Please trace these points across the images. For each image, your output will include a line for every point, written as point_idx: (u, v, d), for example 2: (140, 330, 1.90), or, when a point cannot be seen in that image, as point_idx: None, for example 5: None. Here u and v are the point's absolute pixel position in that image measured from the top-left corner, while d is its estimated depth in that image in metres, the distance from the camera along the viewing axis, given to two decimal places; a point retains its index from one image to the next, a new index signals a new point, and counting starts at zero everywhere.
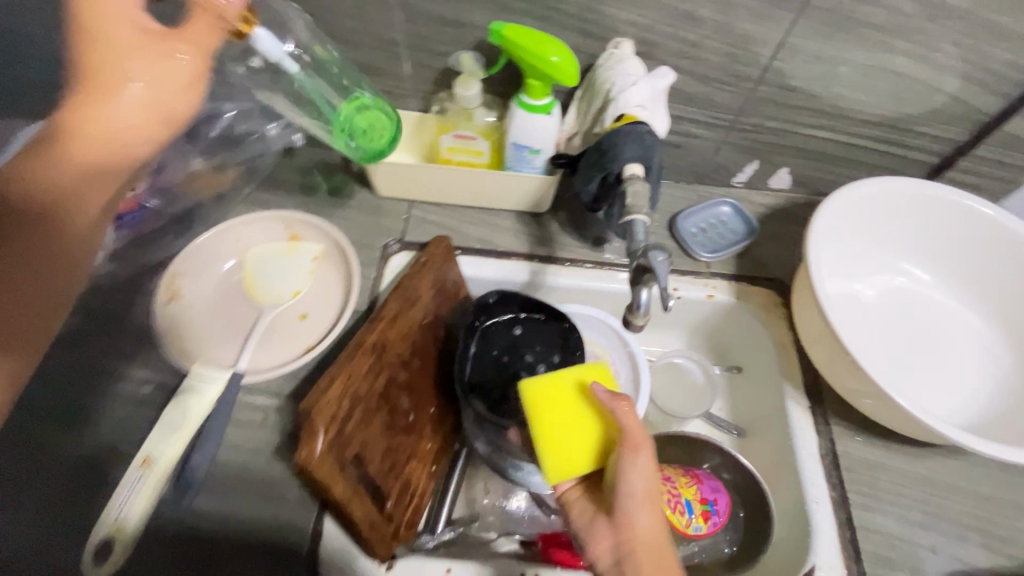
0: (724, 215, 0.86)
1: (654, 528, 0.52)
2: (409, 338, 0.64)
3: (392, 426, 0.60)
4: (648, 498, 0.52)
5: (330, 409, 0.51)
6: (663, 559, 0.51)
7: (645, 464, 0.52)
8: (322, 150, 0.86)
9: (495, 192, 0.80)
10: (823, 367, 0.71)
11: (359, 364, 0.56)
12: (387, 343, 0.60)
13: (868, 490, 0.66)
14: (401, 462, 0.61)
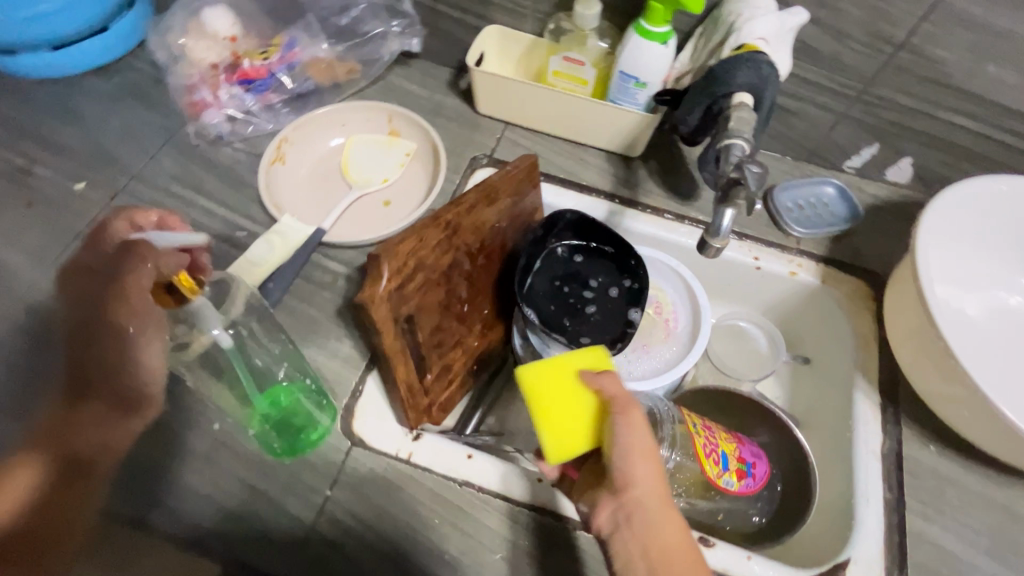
0: (827, 196, 0.81)
1: (653, 487, 0.50)
2: (480, 234, 0.65)
3: (446, 307, 0.63)
4: (645, 459, 0.49)
5: (395, 263, 0.54)
6: (667, 515, 0.50)
7: (639, 425, 0.50)
8: (435, 63, 0.90)
9: (591, 125, 0.80)
10: (904, 363, 0.66)
11: (430, 237, 0.57)
12: (459, 229, 0.61)
13: (930, 500, 0.60)
14: (446, 345, 0.64)
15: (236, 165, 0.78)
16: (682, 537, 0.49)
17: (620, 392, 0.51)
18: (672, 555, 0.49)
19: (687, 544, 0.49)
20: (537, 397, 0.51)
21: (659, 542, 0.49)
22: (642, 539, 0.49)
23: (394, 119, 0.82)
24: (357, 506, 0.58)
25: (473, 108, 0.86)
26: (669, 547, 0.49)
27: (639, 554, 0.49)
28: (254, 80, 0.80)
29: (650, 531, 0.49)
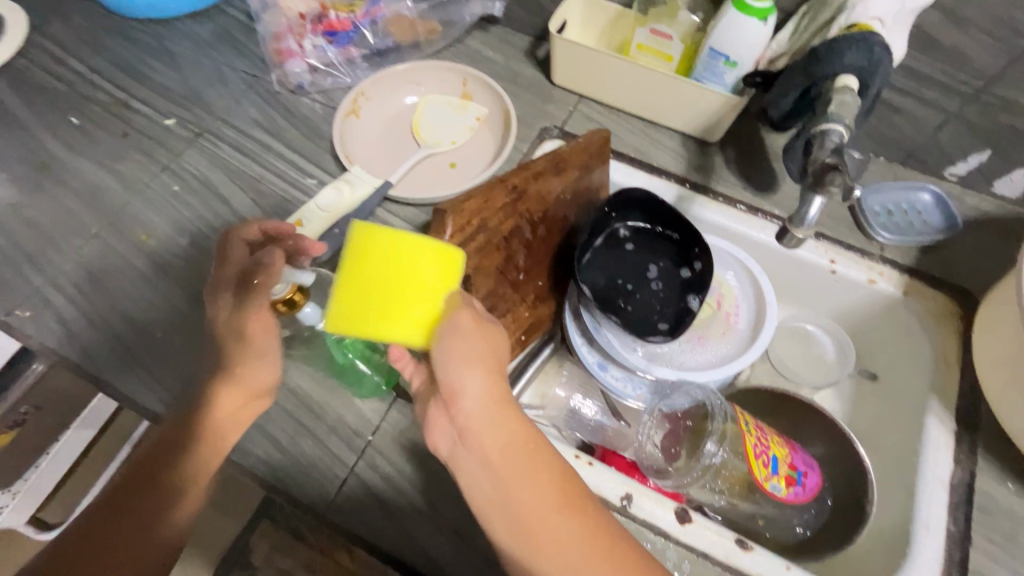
0: (921, 203, 0.74)
1: (487, 394, 0.49)
2: (543, 204, 0.64)
3: (502, 273, 0.62)
4: (471, 364, 0.48)
5: (459, 220, 0.54)
6: (500, 415, 0.49)
7: (466, 330, 0.49)
8: (515, 30, 0.88)
9: (669, 104, 0.77)
10: (988, 390, 0.60)
11: (495, 199, 0.57)
12: (524, 195, 0.61)
13: (1001, 540, 0.55)
14: (498, 312, 0.63)
15: (313, 115, 0.80)
16: (522, 437, 0.49)
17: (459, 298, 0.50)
18: (516, 457, 0.48)
19: (529, 440, 0.49)
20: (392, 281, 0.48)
21: (499, 445, 0.48)
22: (480, 450, 0.48)
23: (468, 83, 0.82)
24: (395, 455, 0.59)
25: (549, 78, 0.85)
26: (508, 450, 0.48)
27: (481, 465, 0.48)
28: (338, 31, 0.81)
29: (489, 439, 0.48)
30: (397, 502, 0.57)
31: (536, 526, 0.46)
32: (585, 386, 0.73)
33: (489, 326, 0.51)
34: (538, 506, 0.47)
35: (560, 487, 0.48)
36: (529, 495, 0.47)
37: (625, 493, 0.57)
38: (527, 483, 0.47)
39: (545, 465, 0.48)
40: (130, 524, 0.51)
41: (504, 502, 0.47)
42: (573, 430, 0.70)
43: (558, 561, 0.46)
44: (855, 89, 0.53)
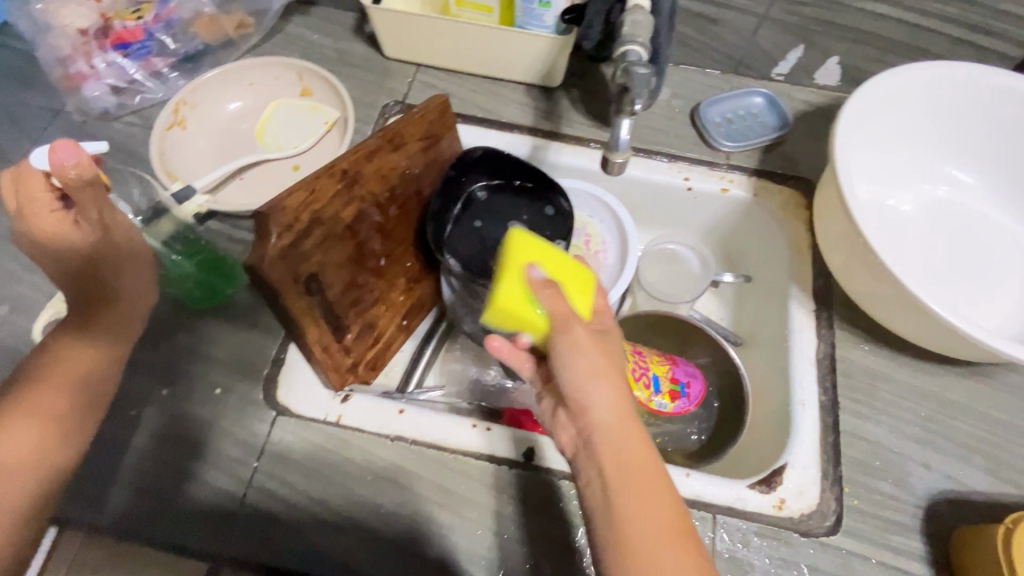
0: (756, 106, 0.77)
1: (620, 407, 0.45)
2: (389, 185, 0.61)
3: (358, 264, 0.60)
4: (595, 377, 0.45)
5: (288, 219, 0.51)
6: (629, 435, 0.45)
7: (584, 341, 0.45)
8: (335, 7, 0.83)
9: (503, 57, 0.76)
10: (835, 267, 0.64)
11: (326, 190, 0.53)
12: (361, 179, 0.57)
13: (864, 397, 0.60)
14: (366, 303, 0.62)
15: (128, 140, 0.73)
16: (648, 462, 0.44)
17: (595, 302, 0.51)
18: (647, 489, 0.43)
19: (647, 463, 0.44)
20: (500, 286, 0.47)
21: (619, 463, 0.44)
22: (603, 463, 0.45)
23: (304, 77, 0.75)
24: (290, 473, 0.57)
25: (380, 52, 0.81)
26: (630, 468, 0.44)
27: (598, 476, 0.45)
28: (131, 44, 0.73)
29: (622, 455, 0.44)
30: (300, 521, 0.55)
31: (642, 563, 0.41)
32: (479, 355, 0.73)
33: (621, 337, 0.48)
34: (644, 533, 0.42)
35: (668, 517, 0.43)
36: (643, 519, 0.42)
37: (527, 447, 0.58)
38: (654, 514, 0.43)
39: (658, 493, 0.43)
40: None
41: (625, 523, 0.42)
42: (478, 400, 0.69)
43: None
44: (646, 8, 0.54)
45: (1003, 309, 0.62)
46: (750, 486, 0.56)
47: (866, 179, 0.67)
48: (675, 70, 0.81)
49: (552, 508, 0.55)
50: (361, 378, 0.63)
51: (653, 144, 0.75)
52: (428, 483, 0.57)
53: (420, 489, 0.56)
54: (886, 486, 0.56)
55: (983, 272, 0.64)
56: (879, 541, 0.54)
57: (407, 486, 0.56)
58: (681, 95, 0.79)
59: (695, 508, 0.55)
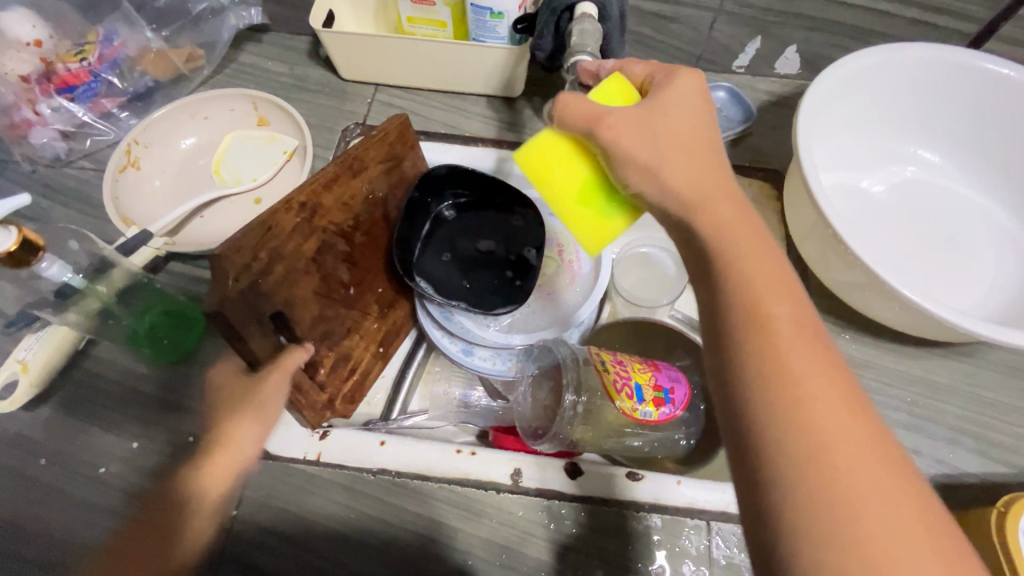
0: (719, 101, 0.77)
1: (743, 239, 0.37)
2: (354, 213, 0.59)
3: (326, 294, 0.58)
4: (653, 152, 0.42)
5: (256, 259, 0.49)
6: (694, 158, 0.41)
7: (627, 134, 0.42)
8: (287, 32, 0.81)
9: (461, 71, 0.74)
10: (810, 257, 0.63)
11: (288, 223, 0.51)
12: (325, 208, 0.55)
13: None
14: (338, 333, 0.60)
15: (82, 185, 0.71)
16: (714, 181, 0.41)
17: (589, 118, 0.43)
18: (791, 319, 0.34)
19: (735, 214, 0.39)
20: (547, 173, 0.47)
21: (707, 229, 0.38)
22: (693, 263, 0.39)
23: (260, 106, 0.74)
24: (273, 518, 0.56)
25: (336, 75, 0.79)
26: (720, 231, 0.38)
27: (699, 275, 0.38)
28: (76, 86, 0.71)
29: (750, 275, 0.35)
30: (287, 567, 0.54)
31: (776, 378, 0.31)
32: (459, 374, 0.71)
33: (681, 126, 0.43)
34: (769, 352, 0.32)
35: (795, 329, 0.33)
36: (749, 265, 0.36)
37: (514, 469, 0.57)
38: (800, 342, 0.32)
39: (767, 272, 0.36)
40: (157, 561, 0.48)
41: (770, 357, 0.32)
42: (464, 422, 0.68)
43: (818, 460, 0.29)
44: (595, 16, 0.54)
45: (979, 287, 0.62)
46: None
47: (833, 165, 0.67)
48: None
49: (541, 530, 0.55)
50: (338, 411, 0.61)
51: None
52: (416, 514, 0.56)
53: (409, 523, 0.55)
54: None
55: (957, 249, 0.64)
56: None
57: (395, 520, 0.55)
58: None
59: (690, 517, 0.55)
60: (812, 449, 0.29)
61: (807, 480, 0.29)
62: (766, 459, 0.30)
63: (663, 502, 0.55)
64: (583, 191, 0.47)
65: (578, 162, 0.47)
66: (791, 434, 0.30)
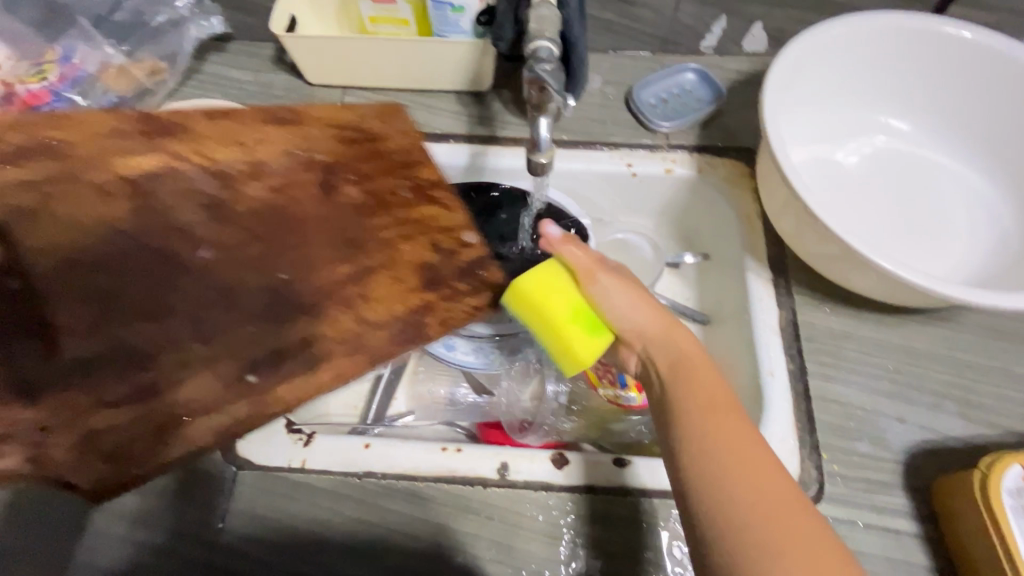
0: (688, 82, 0.77)
1: (698, 368, 0.46)
2: (310, 185, 0.54)
3: (166, 244, 0.50)
4: (626, 304, 0.48)
5: (261, 147, 0.54)
6: (640, 301, 0.49)
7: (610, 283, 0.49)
8: (253, 41, 0.81)
9: (427, 69, 0.74)
10: (785, 231, 0.62)
11: (270, 147, 0.54)
12: (278, 165, 0.53)
13: (831, 359, 0.60)
14: (152, 316, 0.48)
15: None
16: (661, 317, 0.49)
17: (582, 260, 0.49)
18: (712, 408, 0.43)
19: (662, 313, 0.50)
20: (546, 300, 0.48)
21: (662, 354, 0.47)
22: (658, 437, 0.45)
23: None
24: (260, 527, 0.55)
25: (303, 79, 0.79)
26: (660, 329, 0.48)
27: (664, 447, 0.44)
28: (37, 107, 0.70)
29: (693, 384, 0.45)
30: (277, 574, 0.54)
31: (722, 487, 0.39)
32: (442, 374, 0.72)
33: (645, 294, 0.50)
34: (714, 456, 0.40)
35: (718, 399, 0.45)
36: (689, 392, 0.45)
37: (500, 462, 0.56)
38: (725, 422, 0.42)
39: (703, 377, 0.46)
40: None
41: (712, 441, 0.41)
42: (452, 421, 0.68)
43: (734, 524, 0.37)
44: (553, 3, 0.53)
45: (955, 251, 0.62)
46: None
47: (803, 140, 0.66)
48: (605, 56, 0.80)
49: (528, 522, 0.54)
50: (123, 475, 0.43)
51: (591, 135, 0.75)
52: (404, 514, 0.55)
53: (396, 525, 0.55)
54: (862, 446, 0.55)
55: (931, 216, 0.64)
56: (861, 502, 0.53)
57: (382, 522, 0.55)
58: (613, 82, 0.78)
59: None
60: (743, 540, 0.36)
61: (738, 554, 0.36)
62: (706, 532, 0.38)
63: (650, 487, 0.55)
64: (574, 313, 0.48)
65: (571, 289, 0.49)
66: (725, 525, 0.37)
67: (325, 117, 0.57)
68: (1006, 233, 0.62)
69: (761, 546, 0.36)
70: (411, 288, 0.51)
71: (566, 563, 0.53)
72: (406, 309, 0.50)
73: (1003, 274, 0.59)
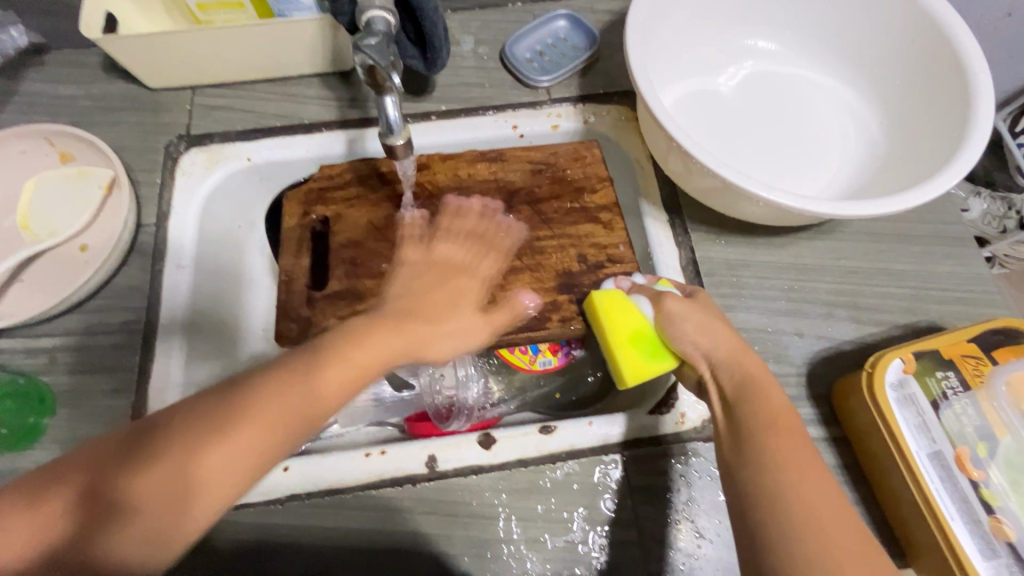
0: (561, 31, 0.74)
1: (770, 395, 0.47)
2: (494, 205, 0.63)
3: (390, 235, 0.61)
4: (701, 330, 0.50)
5: (522, 156, 0.65)
6: (712, 326, 0.50)
7: (684, 311, 0.50)
8: (74, 49, 0.71)
9: (280, 54, 0.67)
10: (673, 170, 0.62)
11: (476, 178, 0.64)
12: (487, 192, 0.63)
13: (730, 289, 0.62)
14: (368, 273, 0.59)
15: None
16: (735, 345, 0.50)
17: (649, 293, 0.53)
18: (778, 426, 0.44)
19: (733, 343, 0.50)
20: (612, 324, 0.52)
21: (738, 379, 0.48)
22: (726, 456, 0.45)
23: (56, 140, 0.64)
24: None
25: (142, 85, 0.70)
26: (728, 354, 0.49)
27: (725, 463, 0.45)
28: None
29: (760, 406, 0.46)
30: None
31: (790, 506, 0.40)
32: None
33: (719, 323, 0.51)
34: (782, 479, 0.41)
35: (784, 419, 0.45)
36: (756, 414, 0.45)
37: (428, 456, 0.55)
38: (790, 443, 0.43)
39: (772, 401, 0.46)
40: (158, 504, 0.35)
41: (779, 465, 0.42)
42: (381, 421, 0.67)
43: (808, 540, 0.38)
44: None
45: (831, 163, 0.64)
46: (651, 412, 0.57)
47: (677, 76, 0.66)
48: (471, 14, 0.76)
49: (464, 507, 0.54)
50: None
51: (471, 101, 0.71)
52: (336, 528, 0.53)
53: (332, 541, 0.53)
54: (769, 367, 0.58)
55: (808, 133, 0.66)
56: None
57: (316, 540, 0.53)
58: (485, 41, 0.74)
59: (606, 454, 0.55)
60: (811, 552, 0.38)
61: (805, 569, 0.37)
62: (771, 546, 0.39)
63: (579, 447, 0.56)
64: (634, 335, 0.52)
65: (641, 317, 0.52)
66: (797, 544, 0.38)
67: (522, 156, 0.65)
68: (877, 138, 0.65)
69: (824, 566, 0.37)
70: (551, 286, 0.59)
71: (507, 541, 0.53)
72: (535, 303, 0.58)
73: (875, 179, 0.61)
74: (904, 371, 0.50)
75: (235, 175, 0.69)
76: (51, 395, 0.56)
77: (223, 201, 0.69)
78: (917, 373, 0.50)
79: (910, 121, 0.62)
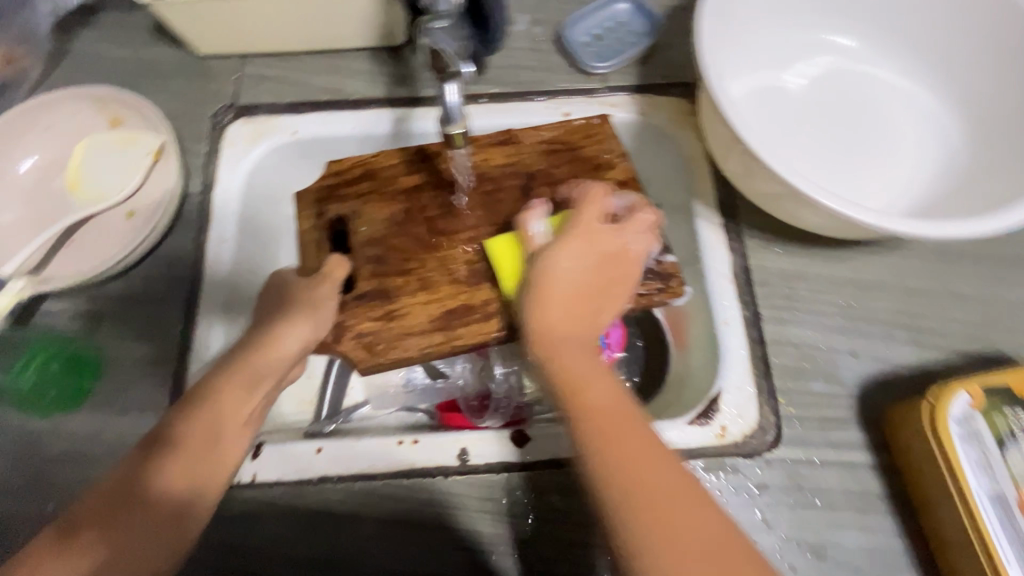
0: (622, 14, 0.71)
1: (579, 359, 0.44)
2: (514, 189, 0.60)
3: (413, 229, 0.59)
4: (580, 262, 0.47)
5: (528, 140, 0.63)
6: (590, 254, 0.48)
7: (584, 245, 0.48)
8: (128, 11, 0.71)
9: (331, 26, 0.66)
10: (732, 170, 0.59)
11: (492, 165, 0.61)
12: (504, 177, 0.61)
13: (783, 301, 0.59)
14: (396, 268, 0.57)
15: None
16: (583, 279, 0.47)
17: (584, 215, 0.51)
18: (579, 387, 0.42)
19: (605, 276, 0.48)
20: (498, 265, 0.55)
21: (560, 323, 0.45)
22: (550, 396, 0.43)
23: (108, 104, 0.63)
24: (216, 549, 0.52)
25: (192, 52, 0.69)
26: (578, 290, 0.47)
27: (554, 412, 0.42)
28: None
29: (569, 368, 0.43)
30: None
31: (620, 454, 0.39)
32: None
33: (589, 254, 0.48)
34: (636, 425, 0.40)
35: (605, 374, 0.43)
36: (570, 359, 0.44)
37: (460, 449, 0.55)
38: (602, 387, 0.42)
39: (585, 358, 0.44)
40: (199, 431, 0.44)
41: (592, 420, 0.40)
42: (411, 407, 0.67)
43: (634, 486, 0.37)
44: None
45: (904, 173, 0.60)
46: (691, 422, 0.54)
47: (744, 70, 0.62)
48: None
49: (495, 505, 0.53)
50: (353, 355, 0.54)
51: (523, 85, 0.68)
52: (369, 515, 0.53)
53: (363, 526, 0.53)
54: (817, 386, 0.55)
55: (882, 142, 0.62)
56: (819, 441, 0.54)
57: (349, 527, 0.53)
58: (541, 22, 0.71)
59: None
60: (641, 497, 0.37)
61: (640, 517, 0.36)
62: (605, 494, 0.38)
63: None
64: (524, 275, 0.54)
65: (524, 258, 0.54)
66: (626, 492, 0.37)
67: (534, 136, 0.63)
68: (955, 149, 0.60)
69: (631, 515, 0.36)
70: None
71: (537, 542, 0.52)
72: None
73: (953, 194, 0.57)
74: (971, 405, 0.47)
75: (279, 149, 0.68)
76: (97, 360, 0.57)
77: (265, 174, 0.68)
78: (984, 409, 0.47)
79: (996, 133, 0.58)
